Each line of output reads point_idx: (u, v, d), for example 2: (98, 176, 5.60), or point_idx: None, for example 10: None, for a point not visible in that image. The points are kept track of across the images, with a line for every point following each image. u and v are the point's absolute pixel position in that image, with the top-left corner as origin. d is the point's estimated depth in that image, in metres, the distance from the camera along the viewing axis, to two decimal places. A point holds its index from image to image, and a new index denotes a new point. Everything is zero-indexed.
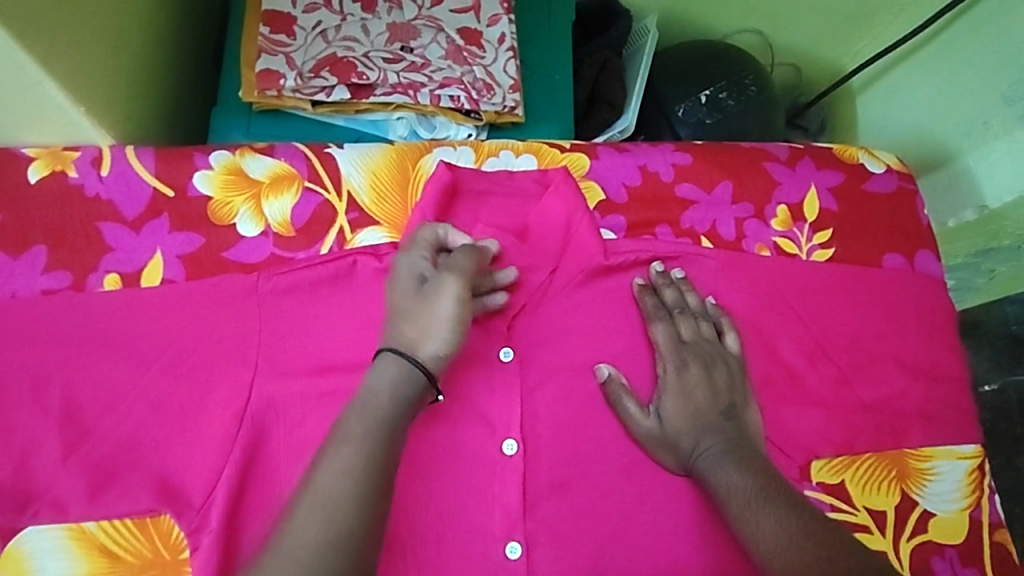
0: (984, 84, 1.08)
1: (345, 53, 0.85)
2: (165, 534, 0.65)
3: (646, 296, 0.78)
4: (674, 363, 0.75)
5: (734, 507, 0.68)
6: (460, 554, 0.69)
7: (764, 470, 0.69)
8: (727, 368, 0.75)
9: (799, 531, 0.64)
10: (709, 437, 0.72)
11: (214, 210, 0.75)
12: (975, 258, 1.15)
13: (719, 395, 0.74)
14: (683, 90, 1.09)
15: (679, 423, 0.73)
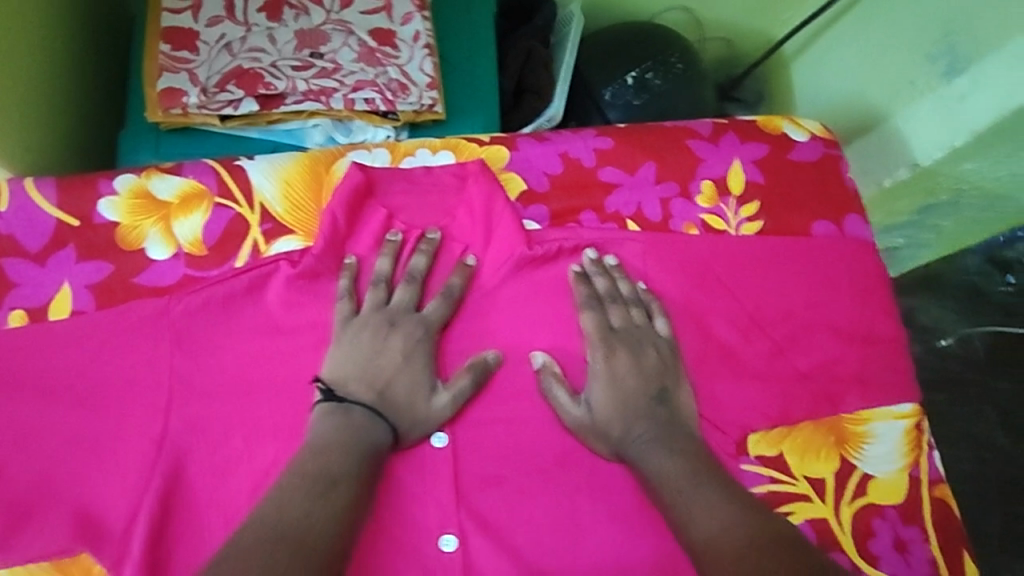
0: (908, 42, 1.06)
1: (251, 65, 0.82)
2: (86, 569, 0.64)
3: (581, 284, 0.78)
4: (602, 350, 0.74)
5: (665, 491, 0.68)
6: (400, 556, 0.69)
7: (694, 453, 0.70)
8: (655, 354, 0.75)
9: (733, 521, 0.64)
10: (640, 423, 0.72)
11: (123, 236, 0.74)
12: (916, 216, 1.23)
13: (649, 380, 0.74)
14: (608, 73, 1.08)
15: (610, 410, 0.72)
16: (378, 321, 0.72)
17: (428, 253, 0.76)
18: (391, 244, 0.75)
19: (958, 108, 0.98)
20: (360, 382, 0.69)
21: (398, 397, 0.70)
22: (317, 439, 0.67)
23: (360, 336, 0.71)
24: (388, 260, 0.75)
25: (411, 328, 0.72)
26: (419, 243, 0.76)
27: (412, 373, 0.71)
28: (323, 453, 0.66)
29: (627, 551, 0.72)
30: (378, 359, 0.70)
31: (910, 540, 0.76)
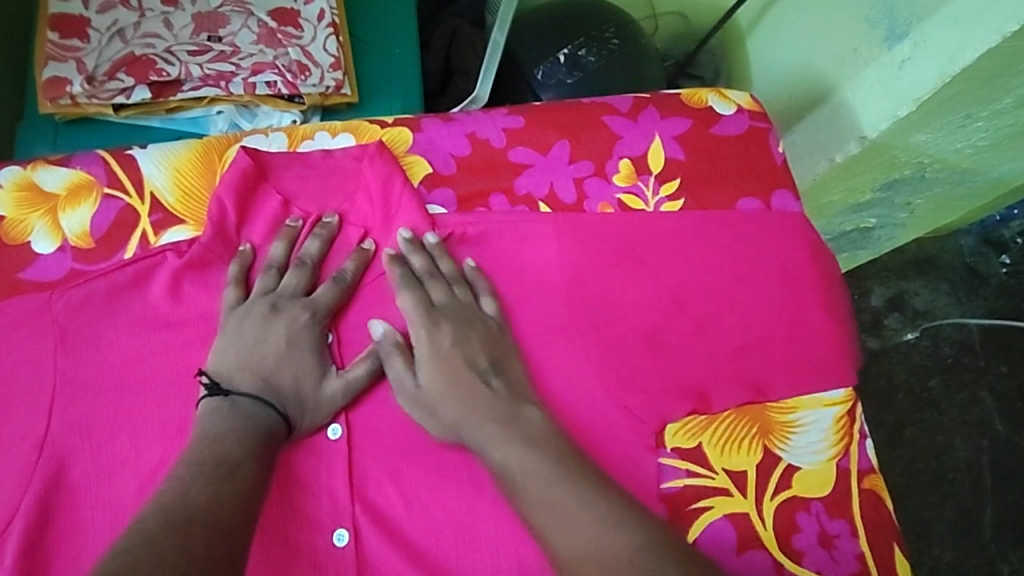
0: (850, 8, 0.99)
1: (143, 51, 0.80)
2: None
3: (394, 265, 0.71)
4: (426, 328, 0.69)
5: (516, 483, 0.63)
6: (290, 561, 0.63)
7: (539, 433, 0.65)
8: (482, 334, 0.70)
9: (603, 516, 0.60)
10: (477, 408, 0.66)
11: (7, 230, 0.72)
12: (883, 193, 1.13)
13: (476, 354, 0.69)
14: (540, 51, 1.03)
15: (439, 388, 0.67)
16: (264, 307, 0.68)
17: (323, 237, 0.72)
18: (287, 229, 0.72)
19: (899, 75, 0.90)
20: (244, 371, 0.66)
21: (287, 385, 0.66)
22: (200, 433, 0.62)
23: (244, 324, 0.67)
24: (281, 245, 0.72)
25: (297, 314, 0.69)
26: (315, 227, 0.73)
27: (299, 360, 0.67)
28: (205, 444, 0.61)
29: (543, 554, 0.65)
30: (262, 345, 0.67)
31: (837, 534, 0.71)
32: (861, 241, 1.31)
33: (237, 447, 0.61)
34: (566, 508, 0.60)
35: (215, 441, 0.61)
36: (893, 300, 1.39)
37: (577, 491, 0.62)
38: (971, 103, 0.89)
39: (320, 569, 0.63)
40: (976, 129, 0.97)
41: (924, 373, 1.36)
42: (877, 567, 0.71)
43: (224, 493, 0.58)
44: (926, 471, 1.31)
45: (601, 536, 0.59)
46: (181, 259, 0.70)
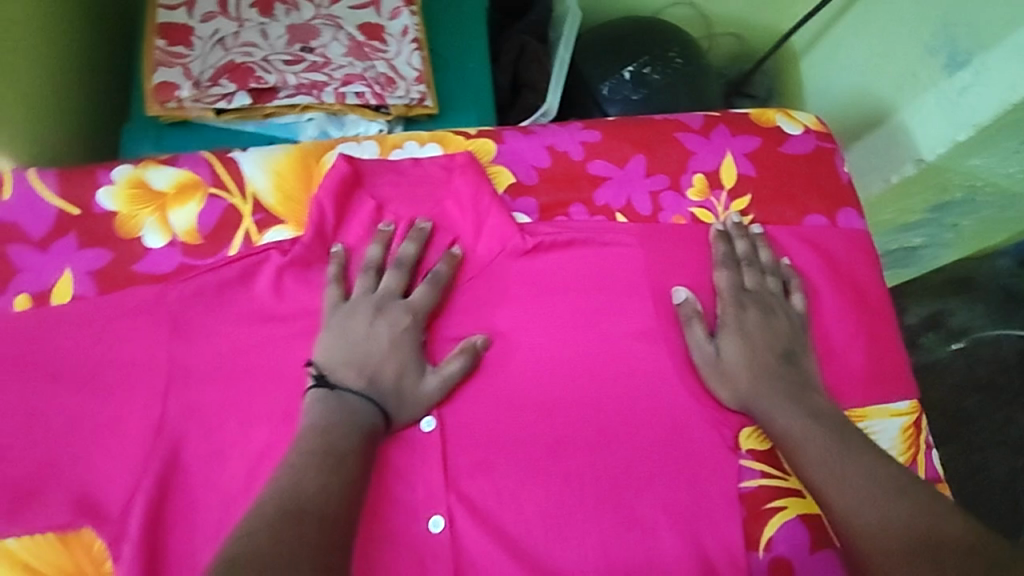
0: (910, 36, 1.04)
1: (243, 59, 0.84)
2: (88, 547, 0.65)
3: (720, 243, 0.81)
4: (733, 305, 0.77)
5: (794, 449, 0.71)
6: (389, 540, 0.69)
7: (824, 415, 0.72)
8: (788, 321, 0.77)
9: (877, 492, 0.65)
10: (764, 380, 0.74)
11: (120, 224, 0.76)
12: (933, 215, 1.16)
13: (775, 338, 0.76)
14: (606, 67, 1.08)
15: (738, 362, 0.75)
16: (366, 306, 0.72)
17: (418, 241, 0.76)
18: (384, 232, 0.76)
19: (959, 101, 0.94)
20: (349, 367, 0.69)
21: (389, 378, 0.70)
22: (308, 424, 0.66)
23: (348, 321, 0.71)
24: (379, 247, 0.75)
25: (397, 315, 0.72)
26: (409, 232, 0.77)
27: (400, 357, 0.71)
28: (309, 435, 0.65)
29: (617, 545, 0.71)
30: (366, 342, 0.71)
31: None
32: (907, 260, 1.34)
33: (342, 440, 0.65)
34: (847, 472, 0.67)
35: (320, 431, 0.65)
36: (930, 318, 1.41)
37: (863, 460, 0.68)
38: None
39: (419, 550, 0.69)
40: None
41: (963, 391, 1.38)
42: None
43: (329, 481, 0.62)
44: (964, 487, 1.33)
45: (867, 492, 0.65)
46: (285, 257, 0.75)
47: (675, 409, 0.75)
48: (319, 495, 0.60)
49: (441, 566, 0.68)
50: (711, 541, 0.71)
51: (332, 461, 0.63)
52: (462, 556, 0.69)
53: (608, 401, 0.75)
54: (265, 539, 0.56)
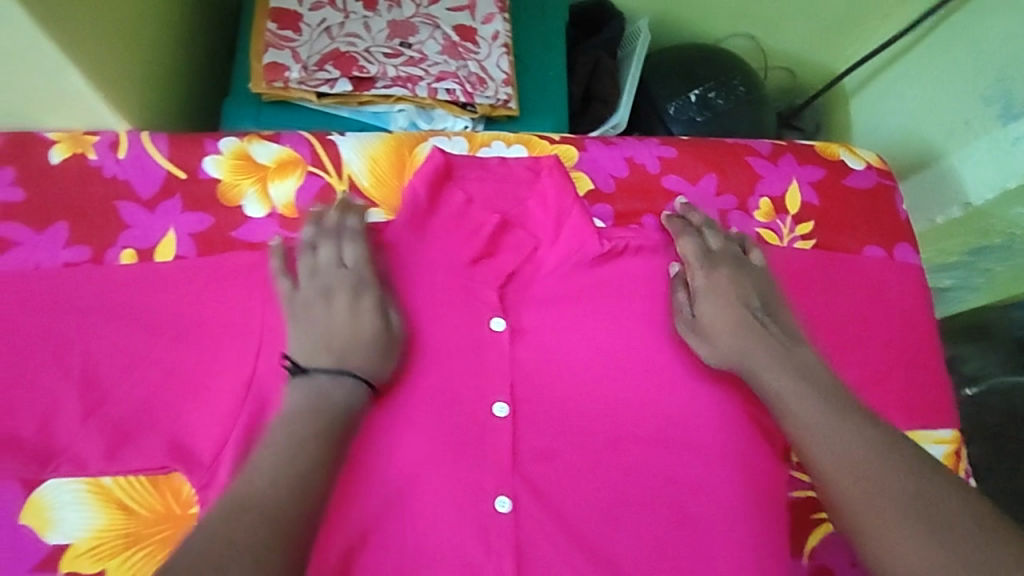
0: (965, 85, 1.10)
1: (347, 48, 0.89)
2: (177, 490, 0.70)
3: (674, 222, 0.85)
4: (703, 269, 0.82)
5: (778, 405, 0.74)
6: (455, 514, 0.71)
7: (807, 367, 0.76)
8: (753, 275, 0.82)
9: (862, 447, 0.68)
10: (747, 336, 0.78)
11: (223, 192, 0.80)
12: (968, 257, 1.15)
13: (746, 293, 0.81)
14: (673, 88, 1.13)
15: (717, 322, 0.79)
16: (317, 290, 0.75)
17: (343, 212, 0.80)
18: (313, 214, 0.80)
19: (1011, 150, 1.03)
20: (321, 348, 0.72)
21: (358, 346, 0.73)
22: (286, 409, 0.68)
23: (310, 308, 0.74)
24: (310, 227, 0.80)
25: (349, 282, 0.76)
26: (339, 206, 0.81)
27: (365, 322, 0.75)
28: (291, 421, 0.67)
29: (675, 541, 0.73)
30: (328, 322, 0.74)
31: None
32: None
33: (335, 402, 0.69)
34: (836, 428, 0.70)
35: (282, 421, 0.67)
36: None
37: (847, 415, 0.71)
38: None
39: (485, 529, 0.71)
40: None
41: None
42: None
43: (320, 423, 0.67)
44: None
45: (854, 449, 0.68)
46: (379, 238, 0.80)
47: (736, 416, 0.78)
48: (310, 445, 0.66)
49: (504, 546, 0.71)
50: (762, 543, 0.75)
51: (322, 407, 0.68)
52: (525, 537, 0.71)
53: (670, 401, 0.78)
54: (273, 486, 0.63)
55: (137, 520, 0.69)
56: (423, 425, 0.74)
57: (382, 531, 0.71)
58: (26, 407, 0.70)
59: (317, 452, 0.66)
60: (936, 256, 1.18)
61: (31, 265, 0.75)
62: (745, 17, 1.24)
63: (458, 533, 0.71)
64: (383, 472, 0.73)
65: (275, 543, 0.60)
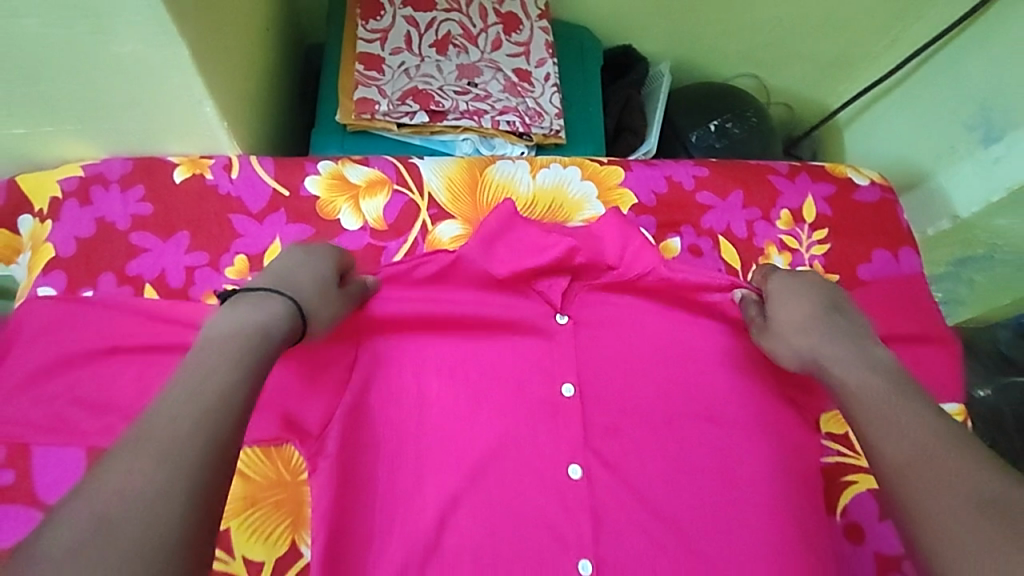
0: (950, 116, 1.24)
1: (424, 86, 1.03)
2: (288, 458, 0.82)
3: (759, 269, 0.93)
4: (775, 283, 0.86)
5: (849, 396, 0.72)
6: (536, 477, 0.81)
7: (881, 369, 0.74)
8: (823, 289, 0.84)
9: (932, 448, 0.62)
10: (813, 333, 0.79)
11: (321, 207, 0.92)
12: (954, 265, 1.37)
13: (815, 300, 0.83)
14: (694, 120, 1.28)
15: (786, 321, 0.82)
16: (299, 249, 0.79)
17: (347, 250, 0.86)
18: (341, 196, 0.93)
19: (992, 167, 1.13)
20: (269, 278, 0.73)
21: (304, 290, 0.73)
22: (211, 329, 0.65)
23: (282, 261, 0.77)
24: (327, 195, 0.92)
25: (320, 257, 0.79)
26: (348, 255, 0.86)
27: (319, 273, 0.76)
28: (208, 342, 0.63)
29: (732, 503, 0.82)
30: (288, 270, 0.75)
31: None
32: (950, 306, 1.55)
33: (267, 324, 0.66)
34: (898, 420, 0.66)
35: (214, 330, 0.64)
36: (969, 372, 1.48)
37: (921, 418, 0.66)
38: None
39: (562, 491, 0.80)
40: None
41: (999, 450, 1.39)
42: None
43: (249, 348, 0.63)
44: None
45: (915, 447, 0.63)
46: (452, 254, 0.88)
47: (775, 394, 0.90)
48: (218, 373, 0.60)
49: (580, 506, 0.79)
50: (809, 506, 0.84)
51: (259, 334, 0.65)
52: (598, 500, 0.80)
53: (718, 381, 0.89)
54: (172, 418, 0.55)
55: (254, 485, 0.81)
56: (503, 402, 0.84)
57: (470, 496, 0.79)
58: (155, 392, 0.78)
59: (232, 382, 0.60)
60: (931, 260, 1.39)
61: (159, 269, 0.85)
62: (751, 60, 1.41)
63: (539, 494, 0.80)
64: (470, 445, 0.81)
65: (180, 476, 0.52)
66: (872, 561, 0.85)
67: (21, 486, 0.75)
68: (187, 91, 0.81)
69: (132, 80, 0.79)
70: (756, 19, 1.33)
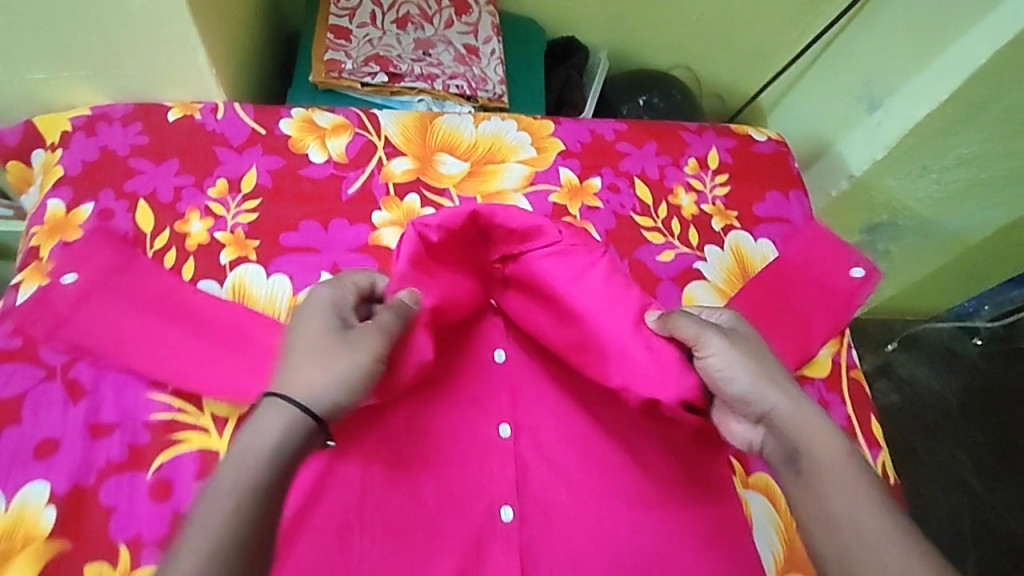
0: (846, 93, 1.43)
1: (384, 53, 1.21)
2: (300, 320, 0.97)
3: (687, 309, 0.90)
4: (725, 344, 0.84)
5: (799, 470, 0.79)
6: (469, 359, 0.98)
7: (821, 433, 0.80)
8: (761, 353, 0.85)
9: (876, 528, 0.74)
10: (762, 404, 0.81)
11: (293, 143, 1.09)
12: (868, 236, 1.62)
13: (759, 364, 0.83)
14: (625, 97, 1.48)
15: (734, 387, 0.83)
16: (312, 318, 0.81)
17: (364, 275, 0.89)
18: (312, 134, 1.10)
19: (877, 131, 1.33)
20: (293, 380, 0.76)
21: (305, 379, 0.76)
22: (247, 441, 0.73)
23: (297, 345, 0.79)
24: (298, 134, 1.09)
25: (321, 323, 0.81)
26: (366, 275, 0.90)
27: (335, 350, 0.78)
28: (246, 459, 0.72)
29: None
30: (305, 356, 0.78)
31: (832, 401, 1.05)
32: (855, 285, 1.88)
33: (266, 440, 0.73)
34: (845, 501, 0.75)
35: (255, 439, 0.73)
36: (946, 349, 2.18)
37: (861, 493, 0.76)
38: (924, 156, 1.32)
39: (488, 371, 0.97)
40: (932, 180, 1.39)
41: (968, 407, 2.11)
42: (860, 427, 1.05)
43: (245, 480, 0.71)
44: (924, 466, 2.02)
45: (860, 525, 0.74)
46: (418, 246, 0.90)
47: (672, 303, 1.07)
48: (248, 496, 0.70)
49: (503, 381, 0.97)
50: None
51: (249, 458, 0.72)
52: (518, 380, 0.98)
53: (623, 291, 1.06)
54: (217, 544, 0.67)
55: None
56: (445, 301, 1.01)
57: None
58: (142, 279, 0.92)
59: (242, 500, 0.70)
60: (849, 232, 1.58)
61: (151, 187, 1.01)
62: (681, 52, 1.62)
63: (472, 372, 0.97)
64: None
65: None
66: None
67: (25, 348, 0.88)
68: (183, 41, 0.99)
69: (136, 29, 0.97)
70: (684, 14, 1.54)
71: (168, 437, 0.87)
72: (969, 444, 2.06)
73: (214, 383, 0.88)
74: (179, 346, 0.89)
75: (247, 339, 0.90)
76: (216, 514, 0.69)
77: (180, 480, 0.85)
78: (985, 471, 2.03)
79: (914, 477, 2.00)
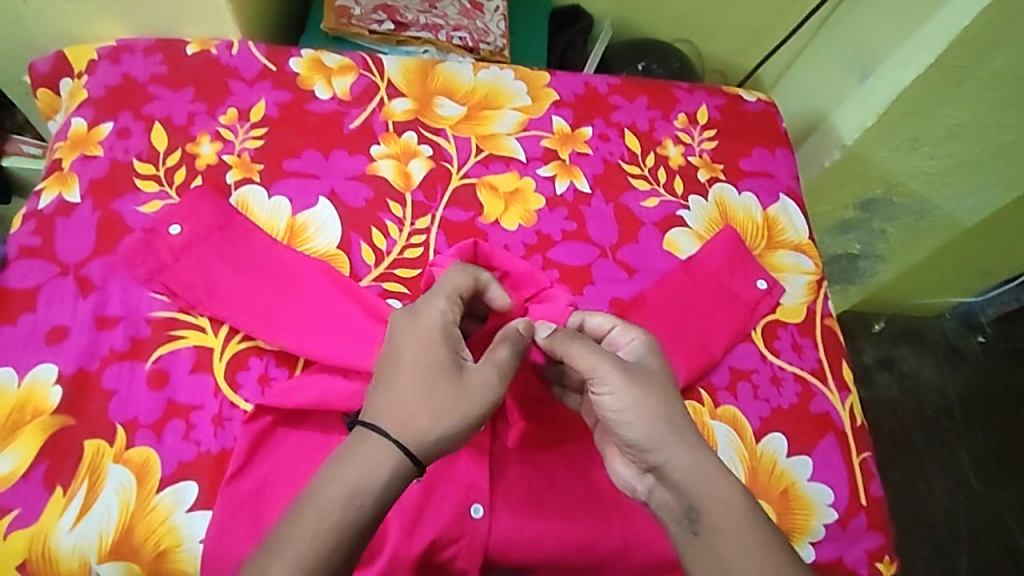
0: (842, 65, 1.47)
1: (392, 4, 1.28)
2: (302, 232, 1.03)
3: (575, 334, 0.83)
4: (624, 382, 0.79)
5: (695, 520, 0.77)
6: None
7: (725, 482, 0.78)
8: (661, 391, 0.81)
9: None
10: (659, 451, 0.78)
11: (301, 80, 1.15)
12: (863, 214, 1.60)
13: (660, 405, 0.79)
14: (626, 62, 1.54)
15: (632, 430, 0.79)
16: (419, 342, 0.78)
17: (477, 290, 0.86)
18: (319, 72, 1.16)
19: (868, 99, 1.35)
20: (387, 414, 0.75)
21: (412, 421, 0.75)
22: (339, 473, 0.72)
23: (391, 376, 0.77)
24: (305, 72, 1.16)
25: (426, 354, 0.78)
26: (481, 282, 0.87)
27: (439, 389, 0.76)
28: (340, 488, 0.72)
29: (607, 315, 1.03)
30: (405, 390, 0.76)
31: (804, 345, 1.09)
32: (849, 270, 1.82)
33: (363, 475, 0.72)
34: (747, 550, 0.75)
35: (356, 471, 0.72)
36: (951, 347, 2.15)
37: (762, 545, 0.75)
38: (915, 127, 1.34)
39: None
40: (923, 154, 1.41)
41: (966, 407, 2.06)
42: (831, 373, 1.09)
43: (344, 518, 0.71)
44: (921, 466, 1.96)
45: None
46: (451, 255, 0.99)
47: (652, 245, 1.12)
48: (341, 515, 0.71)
49: None
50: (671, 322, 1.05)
51: (351, 496, 0.71)
52: None
53: (605, 232, 1.11)
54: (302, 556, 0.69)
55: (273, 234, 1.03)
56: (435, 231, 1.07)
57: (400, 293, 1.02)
58: None
59: (334, 521, 0.71)
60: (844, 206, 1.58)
61: (167, 112, 1.09)
62: (683, 26, 1.67)
63: None
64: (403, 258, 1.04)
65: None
66: (727, 374, 1.04)
67: (45, 246, 0.97)
68: None
69: None
70: None
71: (168, 333, 0.94)
72: (969, 442, 2.02)
73: (215, 293, 0.95)
74: (188, 257, 0.97)
75: (251, 254, 0.98)
76: (304, 539, 0.70)
77: (175, 373, 0.92)
78: (985, 471, 1.99)
79: (913, 473, 1.95)
